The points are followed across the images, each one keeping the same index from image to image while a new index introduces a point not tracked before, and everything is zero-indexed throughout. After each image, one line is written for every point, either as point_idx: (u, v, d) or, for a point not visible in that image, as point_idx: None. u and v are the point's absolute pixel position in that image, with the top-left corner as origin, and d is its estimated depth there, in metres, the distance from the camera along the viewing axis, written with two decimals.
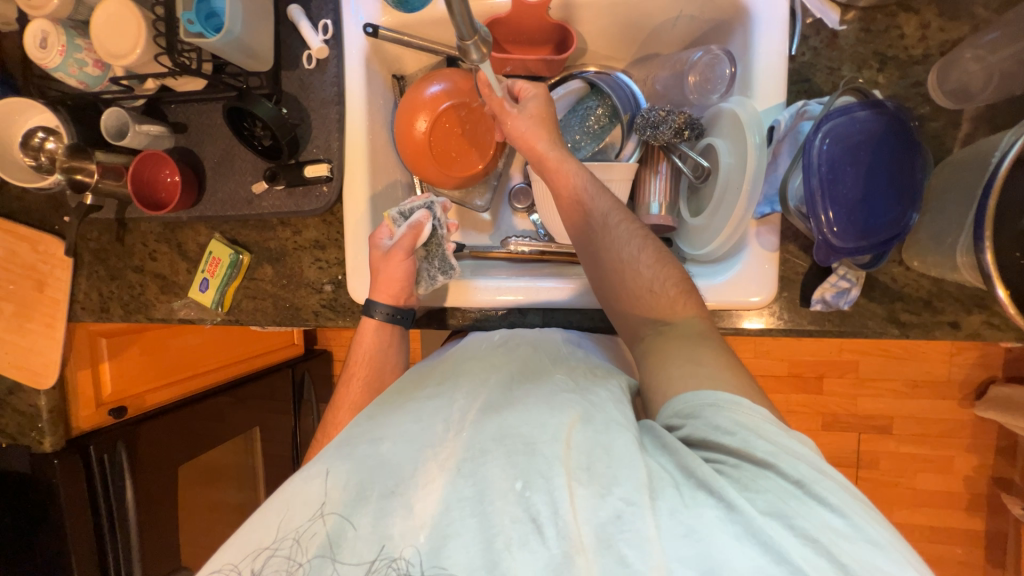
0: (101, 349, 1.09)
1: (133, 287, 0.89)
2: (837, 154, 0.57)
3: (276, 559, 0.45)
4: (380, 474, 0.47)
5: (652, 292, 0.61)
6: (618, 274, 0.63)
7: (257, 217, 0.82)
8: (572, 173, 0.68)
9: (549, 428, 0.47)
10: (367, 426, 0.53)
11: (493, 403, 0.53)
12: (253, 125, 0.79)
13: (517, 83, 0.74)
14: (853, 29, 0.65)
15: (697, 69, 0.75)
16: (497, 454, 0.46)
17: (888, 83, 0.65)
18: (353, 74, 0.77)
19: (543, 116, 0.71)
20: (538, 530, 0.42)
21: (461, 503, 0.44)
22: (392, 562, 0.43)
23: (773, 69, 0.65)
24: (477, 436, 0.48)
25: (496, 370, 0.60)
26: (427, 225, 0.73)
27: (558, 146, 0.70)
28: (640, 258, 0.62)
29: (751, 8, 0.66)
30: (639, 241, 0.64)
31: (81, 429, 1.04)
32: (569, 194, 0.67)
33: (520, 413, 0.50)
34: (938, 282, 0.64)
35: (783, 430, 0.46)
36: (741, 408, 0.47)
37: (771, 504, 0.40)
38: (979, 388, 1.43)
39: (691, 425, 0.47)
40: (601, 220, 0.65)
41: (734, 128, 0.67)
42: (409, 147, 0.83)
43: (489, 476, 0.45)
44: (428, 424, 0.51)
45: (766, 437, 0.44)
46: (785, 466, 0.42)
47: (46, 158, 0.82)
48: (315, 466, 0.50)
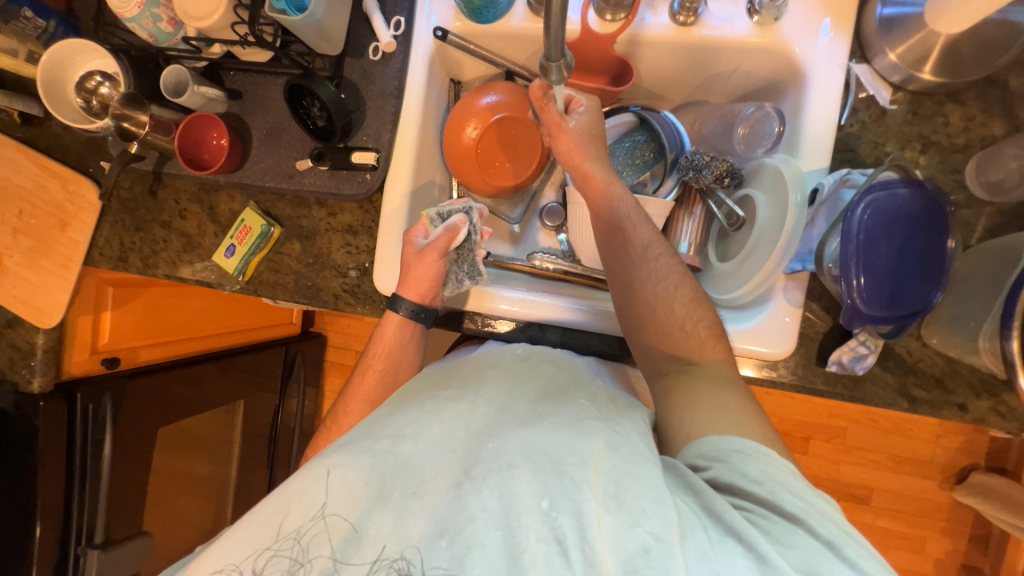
0: (106, 297, 1.08)
1: (157, 241, 0.89)
2: (874, 226, 0.60)
3: (278, 559, 0.46)
4: (401, 473, 0.48)
5: (683, 331, 0.64)
6: (650, 306, 0.65)
7: (296, 193, 0.83)
8: (617, 197, 0.70)
9: (577, 450, 0.47)
10: (387, 421, 0.54)
11: (520, 417, 0.53)
12: (311, 104, 0.80)
13: (571, 93, 0.75)
14: (901, 110, 0.68)
15: (748, 122, 0.76)
16: (524, 468, 0.46)
17: (928, 165, 0.67)
18: (417, 72, 0.80)
19: (593, 132, 0.74)
20: (563, 552, 0.42)
21: (485, 514, 0.44)
22: (391, 563, 0.44)
23: (820, 135, 0.68)
24: (504, 448, 0.48)
25: (522, 386, 0.60)
26: (461, 230, 0.74)
27: (606, 167, 0.73)
28: (676, 295, 0.65)
29: (807, 75, 0.69)
30: (676, 278, 0.67)
31: (71, 374, 1.02)
32: (612, 218, 0.70)
33: (548, 431, 0.50)
34: (952, 362, 0.65)
35: (810, 487, 0.48)
36: (766, 459, 0.50)
37: (801, 559, 0.42)
38: (961, 473, 1.45)
39: (717, 469, 0.50)
40: (641, 249, 0.68)
41: (775, 184, 0.69)
42: (455, 151, 0.85)
43: (517, 489, 0.45)
44: (451, 428, 0.52)
45: (794, 492, 0.47)
46: (814, 523, 0.44)
47: (98, 102, 0.85)
48: (336, 457, 0.50)
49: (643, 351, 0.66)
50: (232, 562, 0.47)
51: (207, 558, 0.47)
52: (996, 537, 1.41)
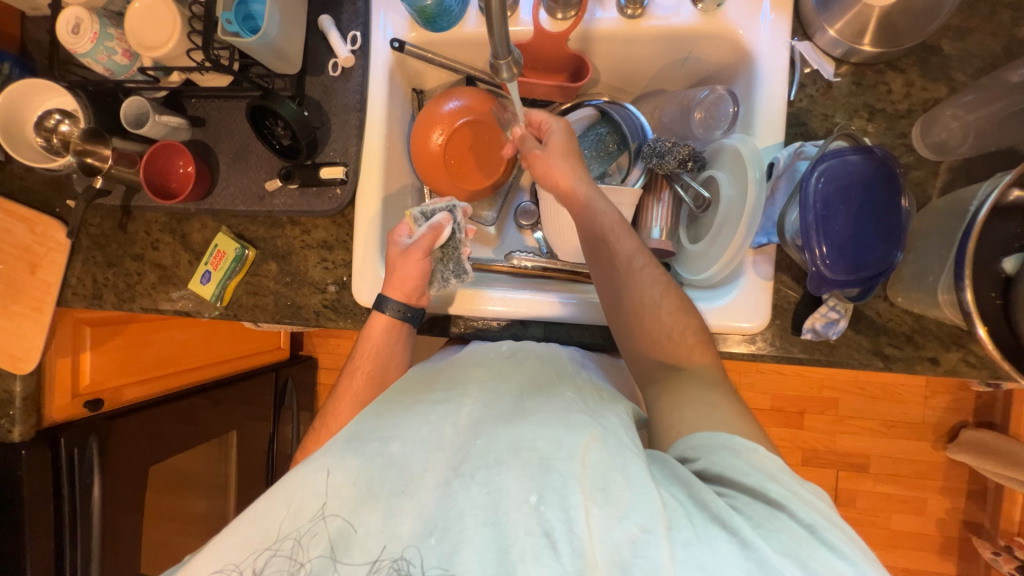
0: (84, 337, 1.06)
1: (131, 275, 0.88)
2: (830, 193, 0.62)
3: (277, 558, 0.46)
4: (390, 474, 0.48)
5: (670, 339, 0.64)
6: (637, 315, 0.66)
7: (267, 214, 0.83)
8: (600, 210, 0.70)
9: (564, 445, 0.48)
10: (375, 423, 0.54)
11: (506, 413, 0.54)
12: (274, 124, 0.81)
13: (542, 117, 0.77)
14: (846, 81, 0.71)
15: (703, 106, 0.79)
16: (511, 465, 0.47)
17: (876, 133, 0.70)
18: (377, 85, 0.81)
19: (568, 149, 0.74)
20: (551, 544, 0.42)
21: (474, 510, 0.45)
22: (392, 563, 0.44)
23: (773, 112, 0.70)
24: (492, 445, 0.49)
25: (505, 380, 0.61)
26: (444, 232, 0.73)
27: (586, 181, 0.73)
28: (662, 303, 0.65)
29: (755, 56, 0.71)
30: (662, 288, 0.66)
31: (53, 420, 1.00)
32: (595, 231, 0.69)
33: (536, 427, 0.51)
34: (920, 318, 0.68)
35: (794, 478, 0.49)
36: (752, 450, 0.51)
37: (785, 545, 0.42)
38: (952, 432, 1.48)
39: (706, 459, 0.51)
40: (626, 260, 0.67)
41: (736, 163, 0.71)
42: (423, 159, 0.86)
43: (504, 486, 0.45)
44: (438, 427, 0.52)
45: (780, 482, 0.47)
46: (797, 510, 0.45)
47: (59, 140, 0.84)
48: (324, 459, 0.50)
49: (620, 334, 0.68)
50: (231, 562, 0.47)
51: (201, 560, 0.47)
52: (991, 491, 1.44)
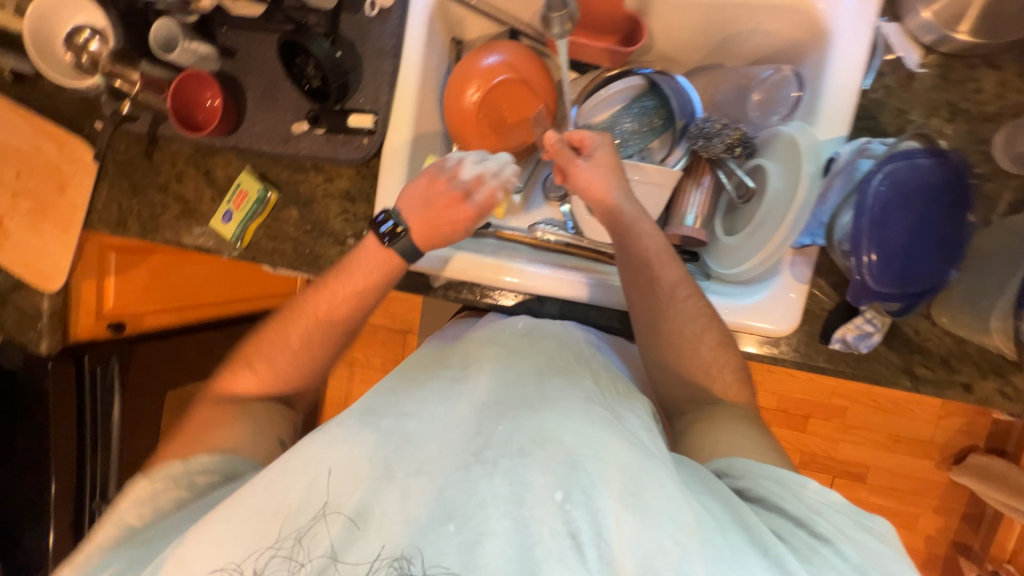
0: (109, 262, 1.06)
1: (155, 206, 0.88)
2: (891, 198, 0.57)
3: (277, 560, 0.45)
4: (404, 452, 0.48)
5: (709, 374, 0.65)
6: (675, 347, 0.66)
7: (292, 157, 0.81)
8: (646, 235, 0.66)
9: (591, 442, 0.47)
10: (393, 401, 0.55)
11: (530, 399, 0.53)
12: (305, 63, 0.77)
13: (581, 132, 0.71)
14: (930, 74, 0.64)
15: (764, 87, 0.72)
16: (535, 458, 0.46)
17: (954, 135, 0.63)
18: (415, 29, 0.76)
19: (610, 165, 0.69)
20: (577, 546, 0.42)
21: (496, 500, 0.44)
22: (392, 561, 0.43)
23: (840, 102, 0.64)
24: (516, 433, 0.48)
25: (524, 361, 0.60)
26: (497, 194, 0.70)
27: (631, 200, 0.68)
28: (702, 338, 0.64)
29: (832, 34, 0.64)
30: (703, 321, 0.65)
31: (78, 338, 1.03)
32: (639, 256, 0.66)
33: (560, 418, 0.50)
34: (961, 343, 0.64)
35: (857, 518, 0.48)
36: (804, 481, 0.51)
37: None
38: (959, 454, 1.45)
39: (751, 480, 0.52)
40: (669, 289, 0.65)
41: (789, 153, 0.66)
42: (455, 115, 0.82)
43: (530, 480, 0.45)
44: (452, 406, 0.53)
45: (829, 519, 0.47)
46: (845, 548, 0.45)
47: (87, 58, 0.81)
48: (339, 432, 0.51)
49: (644, 325, 0.67)
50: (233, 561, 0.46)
51: (199, 542, 0.47)
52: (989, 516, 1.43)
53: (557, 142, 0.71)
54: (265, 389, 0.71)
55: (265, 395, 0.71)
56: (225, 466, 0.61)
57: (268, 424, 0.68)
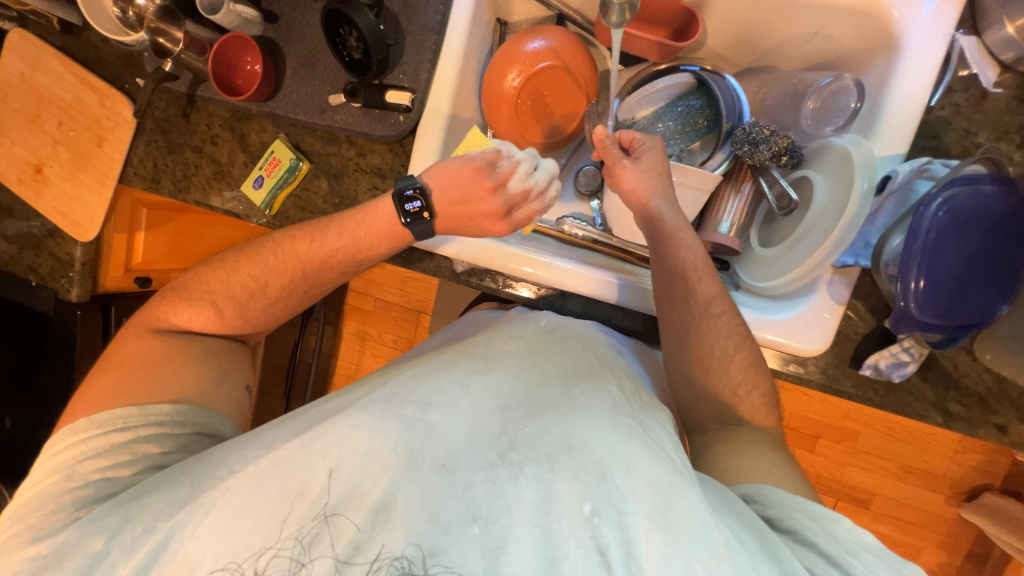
0: (139, 218, 1.09)
1: (188, 166, 0.88)
2: (948, 226, 0.54)
3: (279, 558, 0.45)
4: (427, 445, 0.48)
5: (736, 394, 0.63)
6: (702, 362, 0.64)
7: (326, 129, 0.80)
8: (685, 246, 0.66)
9: (621, 454, 0.47)
10: (412, 386, 0.53)
11: (554, 402, 0.52)
12: (347, 33, 0.76)
13: (632, 134, 0.70)
14: (1004, 94, 0.60)
15: (821, 94, 0.67)
16: (563, 466, 0.46)
17: (1022, 163, 0.59)
18: (461, 8, 0.74)
19: (659, 170, 0.67)
20: (605, 563, 0.42)
21: (522, 506, 0.44)
22: (391, 561, 0.43)
23: (903, 116, 0.60)
24: (543, 437, 0.48)
25: (548, 361, 0.59)
26: (536, 211, 0.70)
27: (674, 209, 0.67)
28: (733, 356, 0.63)
29: (902, 43, 0.61)
30: (736, 339, 0.63)
31: (106, 288, 1.07)
32: (676, 266, 0.65)
33: (588, 425, 0.49)
34: (1002, 382, 0.61)
35: (890, 559, 0.47)
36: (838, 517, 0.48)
37: None
38: (972, 491, 1.41)
39: (779, 508, 0.50)
40: (703, 303, 0.64)
41: (841, 167, 0.63)
42: (493, 99, 0.81)
43: (557, 489, 0.45)
44: (477, 399, 0.52)
45: (862, 560, 0.46)
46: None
47: (134, 13, 0.81)
48: (362, 418, 0.50)
49: (673, 335, 0.65)
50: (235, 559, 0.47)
51: (218, 522, 0.48)
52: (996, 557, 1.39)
53: (604, 139, 0.69)
54: (224, 328, 0.73)
55: (222, 333, 0.74)
56: (196, 412, 0.65)
57: (231, 369, 0.73)
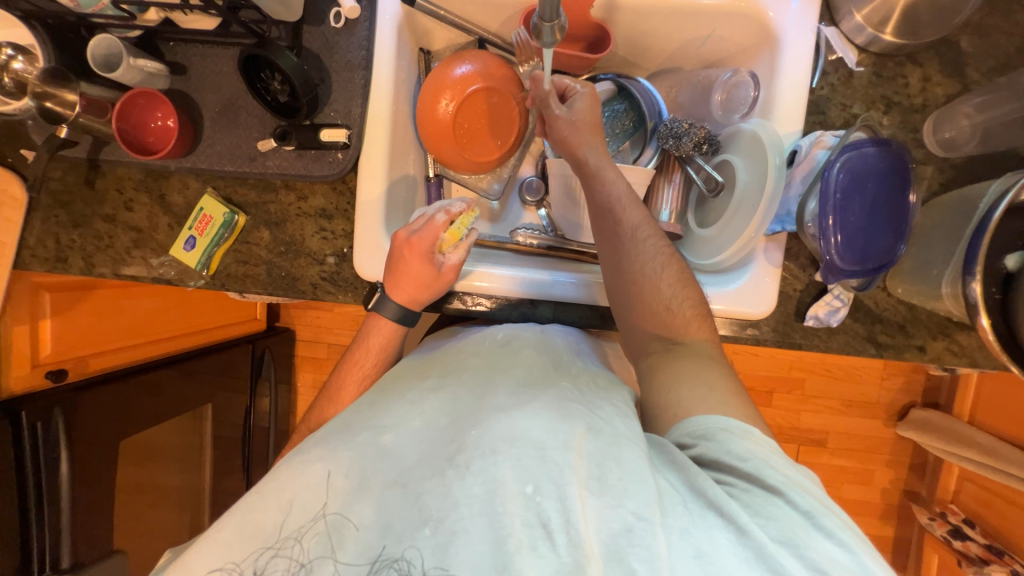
0: (43, 303, 1.02)
1: (101, 237, 0.81)
2: (848, 186, 0.63)
3: (278, 558, 0.49)
4: (381, 465, 0.53)
5: (669, 310, 0.68)
6: (637, 286, 0.69)
7: (259, 176, 0.77)
8: (609, 182, 0.72)
9: (560, 435, 0.52)
10: (369, 415, 0.59)
11: (502, 404, 0.58)
12: (270, 77, 0.73)
13: (566, 83, 0.78)
14: (867, 72, 0.70)
15: (724, 88, 0.75)
16: (506, 455, 0.51)
17: (890, 126, 0.70)
18: (384, 42, 0.74)
19: (590, 119, 0.75)
20: (547, 534, 0.47)
21: (469, 501, 0.49)
22: (392, 562, 0.48)
23: (794, 99, 0.69)
24: (486, 436, 0.53)
25: (503, 372, 0.65)
26: (438, 217, 0.72)
27: (599, 152, 0.74)
28: (662, 276, 0.69)
29: (779, 38, 0.70)
30: (663, 258, 0.70)
31: (12, 391, 0.95)
32: (602, 202, 0.72)
33: (529, 416, 0.55)
34: (913, 309, 0.71)
35: (787, 463, 0.53)
36: (749, 435, 0.55)
37: (780, 530, 0.47)
38: (902, 411, 1.61)
39: (704, 445, 0.55)
40: (629, 231, 0.70)
41: (753, 148, 0.71)
42: (430, 127, 0.82)
43: (501, 478, 0.50)
44: (434, 420, 0.58)
45: (776, 468, 0.51)
46: (794, 496, 0.49)
47: (11, 79, 0.72)
48: (317, 451, 0.55)
49: (634, 325, 0.70)
50: (231, 560, 0.50)
51: (203, 548, 0.51)
52: (931, 464, 1.59)
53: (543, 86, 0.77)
54: None
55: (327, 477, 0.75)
56: None
57: None
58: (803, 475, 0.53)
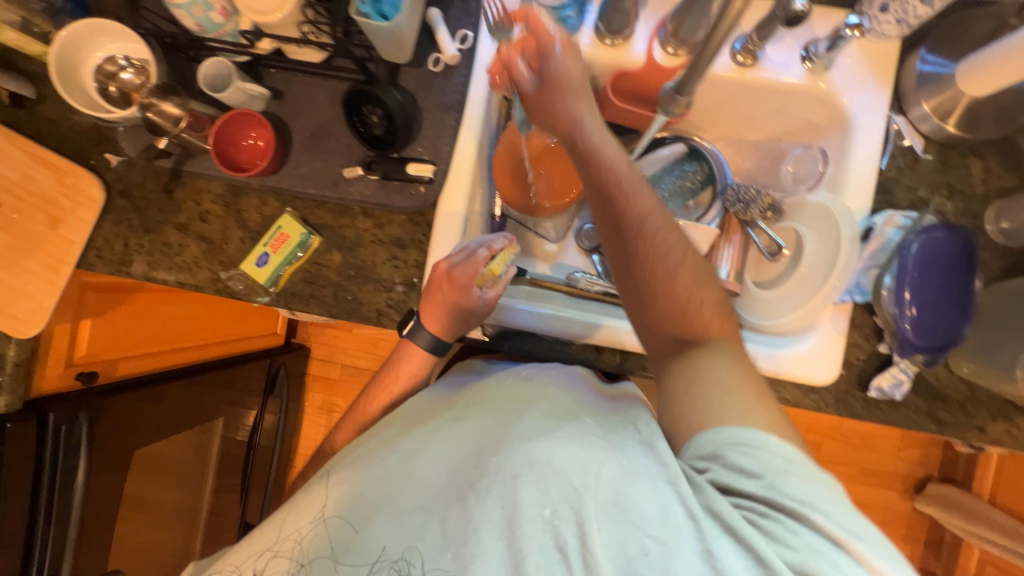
0: (86, 302, 1.00)
1: (171, 245, 0.82)
2: (920, 266, 0.68)
3: (279, 558, 0.60)
4: (398, 485, 0.60)
5: (687, 313, 0.62)
6: (649, 287, 0.63)
7: (340, 202, 0.79)
8: (610, 165, 0.60)
9: (580, 463, 0.55)
10: (395, 440, 0.65)
11: (530, 431, 0.59)
12: (369, 111, 0.76)
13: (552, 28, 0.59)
14: (932, 159, 0.75)
15: (796, 161, 0.83)
16: (525, 479, 0.55)
17: (953, 211, 0.74)
18: (479, 87, 0.78)
19: (582, 80, 0.59)
20: (564, 559, 0.52)
21: (487, 524, 0.54)
22: (392, 563, 0.56)
23: (865, 176, 0.73)
24: (508, 462, 0.57)
25: (527, 405, 0.64)
26: (479, 253, 0.72)
27: (598, 127, 0.60)
28: (677, 273, 0.62)
29: (853, 120, 0.74)
30: (676, 253, 0.62)
31: (41, 392, 0.92)
32: (603, 191, 0.61)
33: (550, 443, 0.57)
34: (974, 389, 0.72)
35: (812, 477, 0.51)
36: (773, 451, 0.52)
37: (806, 555, 0.47)
38: (918, 484, 1.59)
39: (714, 469, 0.53)
40: (636, 225, 0.62)
41: (823, 220, 0.74)
42: (507, 169, 0.86)
43: (521, 502, 0.54)
44: (458, 447, 0.62)
45: (794, 486, 0.50)
46: (817, 516, 0.48)
47: (116, 88, 0.75)
48: (343, 470, 0.65)
49: None
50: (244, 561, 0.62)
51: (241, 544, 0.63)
52: (948, 543, 1.55)
53: (507, 57, 0.60)
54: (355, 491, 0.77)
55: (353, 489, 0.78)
56: None
57: None
58: (835, 494, 0.50)
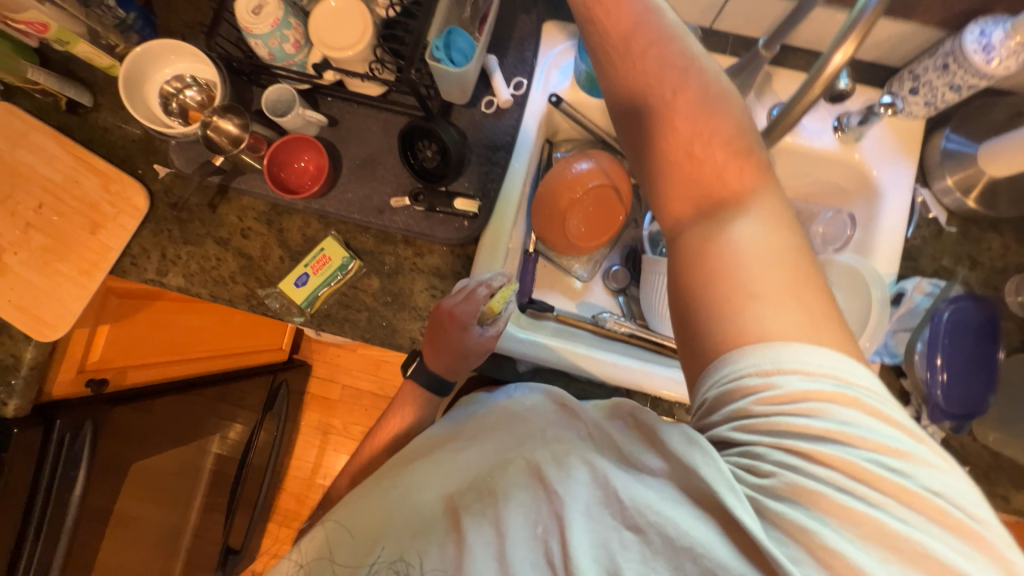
0: (105, 308, 0.98)
1: (209, 258, 0.82)
2: (950, 336, 0.69)
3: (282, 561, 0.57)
4: (394, 498, 0.54)
5: (694, 157, 0.48)
6: (651, 130, 0.51)
7: (383, 229, 0.80)
8: None
9: (584, 479, 0.45)
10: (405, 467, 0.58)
11: (539, 444, 0.50)
12: (423, 146, 0.79)
13: None
14: (955, 231, 0.79)
15: (826, 223, 0.82)
16: (519, 497, 0.47)
17: (976, 282, 0.77)
18: (530, 132, 0.82)
19: None
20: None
21: (476, 540, 0.46)
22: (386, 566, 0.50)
23: (892, 242, 0.77)
24: (507, 478, 0.49)
25: (536, 423, 0.54)
26: (479, 292, 0.72)
27: None
28: (683, 103, 0.49)
29: (881, 189, 0.78)
30: (684, 82, 0.50)
31: (52, 397, 0.90)
32: (593, 19, 0.54)
33: (555, 457, 0.48)
34: (999, 459, 0.73)
35: (859, 417, 0.38)
36: (802, 371, 0.39)
37: (839, 517, 0.37)
38: None
39: (727, 411, 0.41)
40: (633, 51, 0.52)
41: (852, 282, 0.75)
42: (547, 209, 0.88)
43: (511, 521, 0.46)
44: (454, 460, 0.54)
45: (832, 431, 0.38)
46: (857, 471, 0.37)
47: (178, 105, 0.79)
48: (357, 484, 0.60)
49: None
50: None
51: None
52: None
53: None
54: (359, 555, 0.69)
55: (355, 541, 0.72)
56: None
57: None
58: (886, 424, 0.38)
